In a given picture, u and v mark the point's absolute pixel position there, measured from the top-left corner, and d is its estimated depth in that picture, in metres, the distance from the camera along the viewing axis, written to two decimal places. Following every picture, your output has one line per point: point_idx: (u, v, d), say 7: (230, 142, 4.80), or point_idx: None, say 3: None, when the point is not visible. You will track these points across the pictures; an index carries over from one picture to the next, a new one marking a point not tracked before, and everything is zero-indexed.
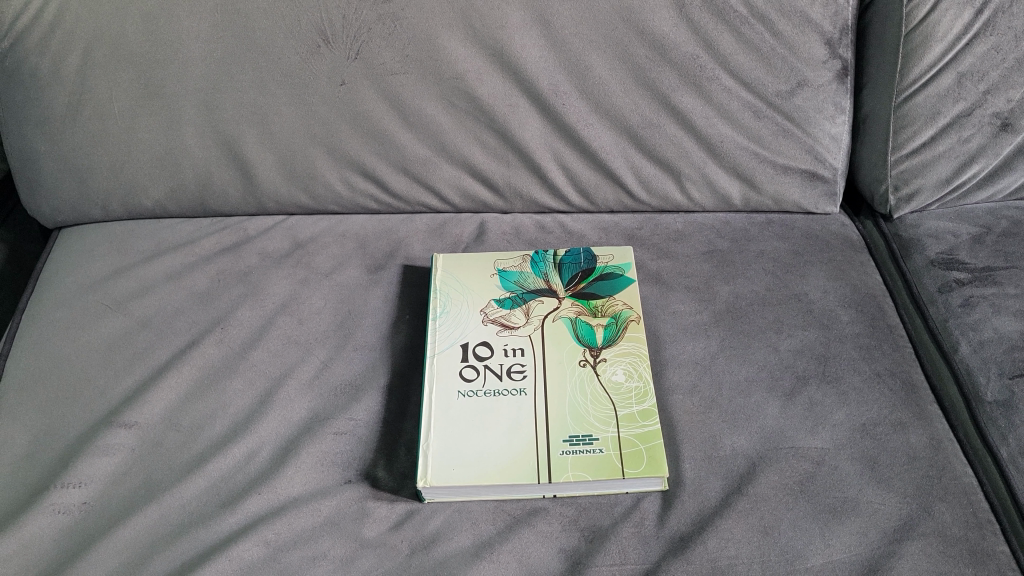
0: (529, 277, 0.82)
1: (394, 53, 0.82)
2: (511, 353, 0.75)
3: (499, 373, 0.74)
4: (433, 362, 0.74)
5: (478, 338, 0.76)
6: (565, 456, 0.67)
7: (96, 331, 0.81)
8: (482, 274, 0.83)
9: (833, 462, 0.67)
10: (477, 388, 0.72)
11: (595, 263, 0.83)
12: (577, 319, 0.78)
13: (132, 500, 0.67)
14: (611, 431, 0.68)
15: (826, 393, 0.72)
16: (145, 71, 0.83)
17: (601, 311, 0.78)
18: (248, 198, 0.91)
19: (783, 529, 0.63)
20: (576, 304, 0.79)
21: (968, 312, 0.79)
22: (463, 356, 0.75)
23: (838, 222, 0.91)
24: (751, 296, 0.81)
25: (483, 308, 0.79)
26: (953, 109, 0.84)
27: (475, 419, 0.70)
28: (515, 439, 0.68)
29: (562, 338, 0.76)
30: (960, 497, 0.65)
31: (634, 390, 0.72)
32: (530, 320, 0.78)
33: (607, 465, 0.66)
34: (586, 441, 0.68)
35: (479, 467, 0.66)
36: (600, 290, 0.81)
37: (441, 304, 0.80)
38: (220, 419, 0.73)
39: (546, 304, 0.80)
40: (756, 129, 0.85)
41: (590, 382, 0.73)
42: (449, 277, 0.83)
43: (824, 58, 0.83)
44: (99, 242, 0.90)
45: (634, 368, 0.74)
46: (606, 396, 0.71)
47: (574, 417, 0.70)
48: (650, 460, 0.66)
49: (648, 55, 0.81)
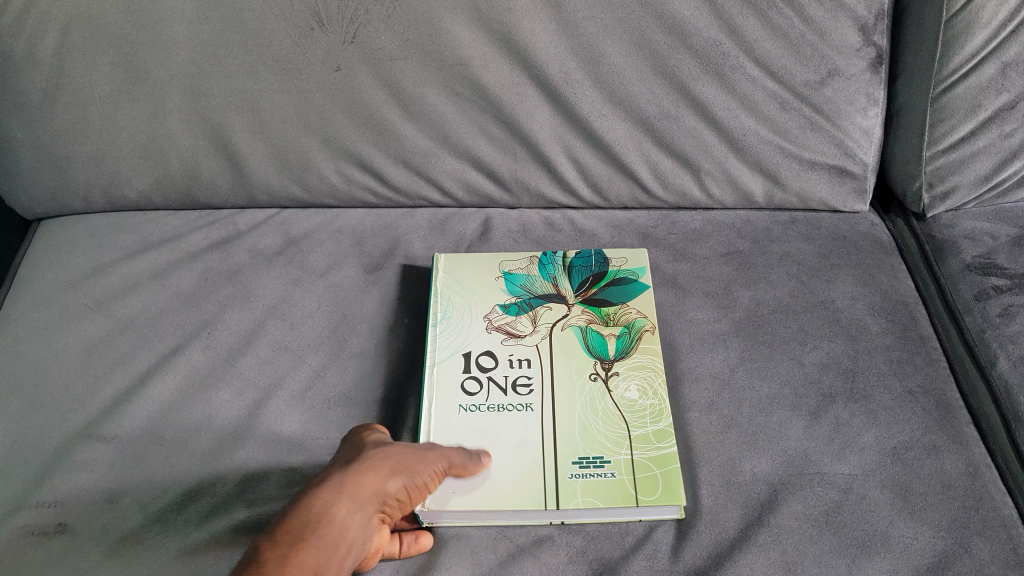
0: (536, 281, 0.77)
1: (393, 36, 0.76)
2: (517, 364, 0.70)
3: (503, 387, 0.69)
4: (432, 372, 0.70)
5: (482, 348, 0.72)
6: (573, 480, 0.63)
7: (75, 333, 0.76)
8: (486, 276, 0.78)
9: (861, 491, 0.62)
10: (481, 402, 0.68)
11: (608, 267, 0.78)
12: (588, 329, 0.73)
13: (108, 524, 0.63)
14: (623, 454, 0.64)
15: (853, 413, 0.67)
16: (125, 54, 0.77)
17: (614, 320, 0.74)
18: (239, 191, 0.86)
19: (807, 565, 0.58)
20: (586, 312, 0.74)
21: (1007, 323, 0.73)
22: (465, 366, 0.70)
23: (867, 221, 0.85)
24: (773, 304, 0.76)
25: (487, 314, 0.74)
26: (996, 101, 0.77)
27: (476, 436, 0.65)
28: (521, 460, 0.64)
29: (571, 349, 0.72)
30: (998, 531, 0.60)
31: (649, 408, 0.67)
32: (537, 328, 0.73)
33: (620, 491, 0.62)
34: (596, 465, 0.64)
35: (481, 489, 0.62)
36: (613, 296, 0.76)
37: (442, 309, 0.75)
38: (205, 433, 0.68)
39: (555, 311, 0.75)
40: (782, 121, 0.79)
41: (601, 399, 0.68)
42: (450, 279, 0.77)
43: (857, 45, 0.76)
44: (82, 236, 0.85)
45: (648, 384, 0.69)
46: (618, 413, 0.67)
47: (584, 437, 0.65)
48: (665, 488, 0.62)
49: (667, 41, 0.75)
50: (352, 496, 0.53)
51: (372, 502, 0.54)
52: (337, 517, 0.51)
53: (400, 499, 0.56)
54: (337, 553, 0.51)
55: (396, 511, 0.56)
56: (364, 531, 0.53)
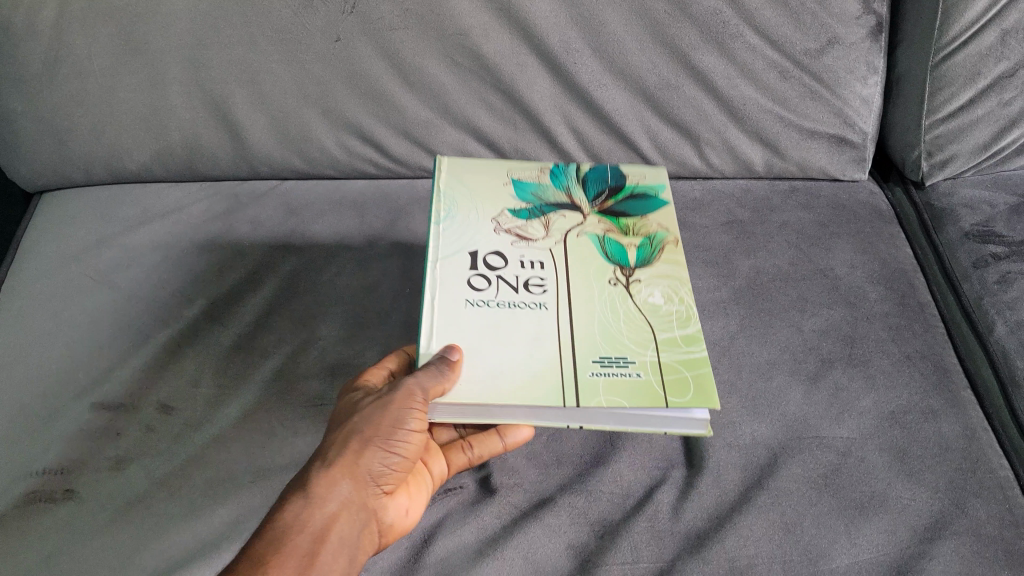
0: (548, 189, 0.68)
1: (393, 6, 0.75)
2: (529, 266, 0.62)
3: (515, 286, 0.61)
4: (434, 268, 0.61)
5: (490, 247, 0.63)
6: (595, 378, 0.54)
7: (79, 304, 0.77)
8: (493, 181, 0.69)
9: (859, 454, 0.63)
10: (490, 299, 0.59)
11: (624, 181, 0.70)
12: (605, 237, 0.64)
13: (117, 490, 0.64)
14: (649, 354, 0.56)
15: (852, 378, 0.68)
16: (125, 25, 0.77)
17: (633, 231, 0.65)
18: (240, 163, 0.86)
19: (806, 526, 0.59)
20: (604, 222, 0.66)
21: (1005, 290, 0.73)
22: (471, 264, 0.61)
23: (866, 190, 0.86)
24: (772, 271, 0.77)
25: (494, 217, 0.65)
26: (995, 69, 0.77)
27: (485, 334, 0.57)
28: (536, 357, 0.56)
29: (588, 254, 0.63)
30: (994, 492, 0.61)
31: (675, 313, 0.59)
32: (550, 233, 0.64)
33: (646, 392, 0.53)
34: (619, 364, 0.55)
35: (493, 384, 0.54)
36: (631, 211, 0.67)
37: (445, 208, 0.65)
38: (210, 401, 0.69)
39: (569, 219, 0.66)
40: (781, 90, 0.79)
41: (623, 302, 0.60)
42: (453, 180, 0.68)
43: (857, 13, 0.76)
44: (84, 209, 0.86)
45: (674, 291, 0.61)
46: (642, 318, 0.59)
47: (605, 338, 0.57)
48: (697, 389, 0.53)
49: (668, 10, 0.75)
50: (320, 501, 0.54)
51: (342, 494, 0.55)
52: (303, 529, 0.52)
53: (382, 468, 0.56)
54: (317, 558, 0.52)
55: (386, 479, 0.57)
56: (347, 521, 0.55)
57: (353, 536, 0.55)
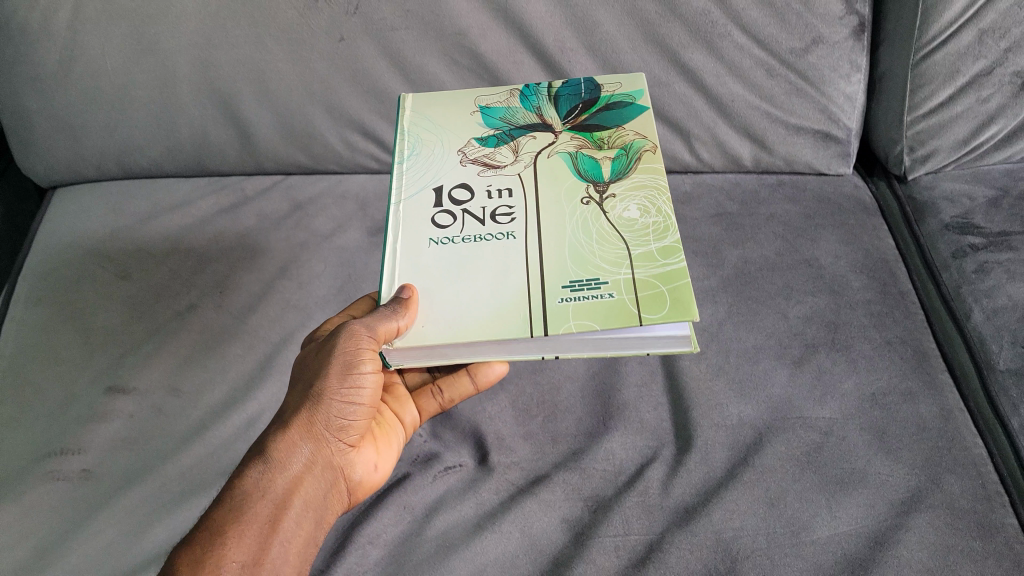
0: (518, 112, 0.63)
1: (394, 7, 0.78)
2: (496, 195, 0.57)
3: (481, 218, 0.56)
4: (397, 210, 0.57)
5: (456, 181, 0.58)
6: (564, 304, 0.49)
7: (93, 293, 0.80)
8: (459, 112, 0.64)
9: (841, 433, 0.66)
10: (454, 234, 0.55)
11: (599, 93, 0.64)
12: (579, 154, 0.59)
13: (133, 469, 0.67)
14: (623, 273, 0.51)
15: (835, 361, 0.71)
16: (136, 26, 0.80)
17: (608, 143, 0.60)
18: (247, 158, 0.89)
19: (789, 500, 0.62)
20: (577, 138, 0.61)
21: (982, 279, 0.76)
22: (435, 202, 0.57)
23: (850, 183, 0.89)
24: (760, 261, 0.80)
25: (461, 148, 0.61)
26: (973, 67, 0.80)
27: (447, 269, 0.53)
28: (501, 289, 0.51)
29: (560, 175, 0.58)
30: (969, 468, 0.64)
31: (651, 226, 0.54)
32: (520, 157, 0.60)
33: (620, 312, 0.48)
34: (591, 286, 0.50)
35: (456, 321, 0.50)
36: (607, 122, 0.62)
37: (409, 147, 0.61)
38: (220, 384, 0.72)
39: (540, 140, 0.61)
40: (768, 87, 0.82)
41: (595, 221, 0.55)
42: (418, 117, 0.64)
43: (841, 13, 0.78)
44: (97, 203, 0.89)
45: (650, 202, 0.55)
46: (615, 234, 0.53)
47: (576, 260, 0.52)
48: (675, 301, 0.48)
49: (658, 10, 0.78)
50: (278, 469, 0.54)
51: (302, 456, 0.55)
52: (263, 496, 0.52)
53: (339, 421, 0.56)
54: (282, 523, 0.52)
55: (344, 432, 0.57)
56: (310, 483, 0.55)
57: (316, 494, 0.56)
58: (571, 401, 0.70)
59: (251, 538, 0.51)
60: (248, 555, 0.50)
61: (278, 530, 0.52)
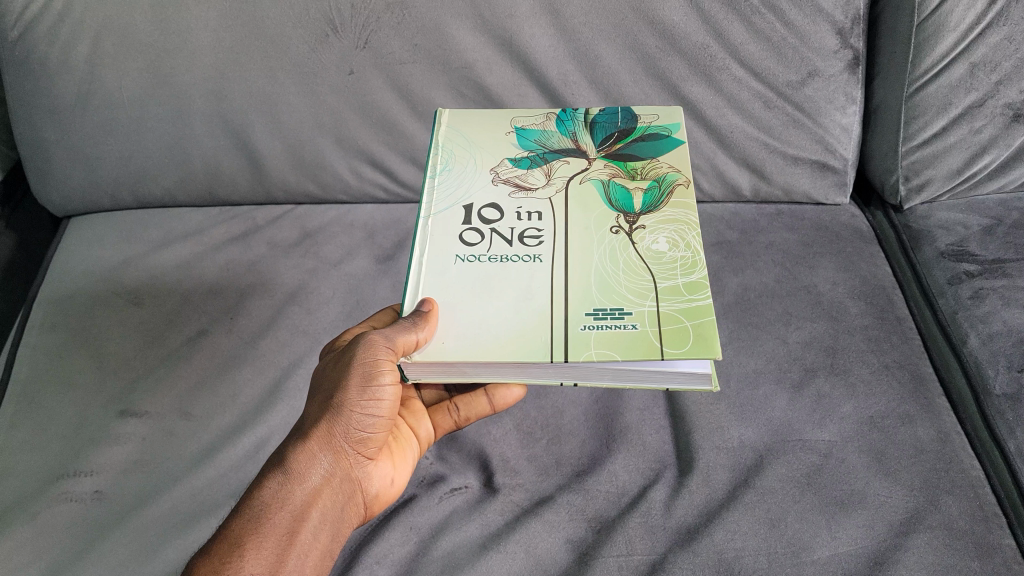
0: (553, 136, 0.65)
1: (403, 42, 0.81)
2: (526, 217, 0.58)
3: (509, 239, 0.57)
4: (427, 223, 0.58)
5: (486, 200, 0.60)
6: (587, 331, 0.50)
7: (107, 319, 0.82)
8: (494, 132, 0.66)
9: (840, 455, 0.67)
10: (481, 253, 0.57)
11: (636, 124, 0.65)
12: (611, 183, 0.60)
13: (145, 490, 0.68)
14: (648, 305, 0.52)
15: (834, 386, 0.72)
16: (153, 60, 0.83)
17: (641, 174, 0.61)
18: (258, 188, 0.91)
19: (790, 521, 0.63)
20: (610, 166, 0.62)
21: (978, 305, 0.78)
22: (465, 218, 0.59)
23: (848, 213, 0.91)
24: (759, 288, 0.82)
25: (494, 167, 0.62)
26: (965, 100, 0.82)
27: (474, 288, 0.55)
28: (526, 312, 0.52)
29: (591, 202, 0.59)
30: (966, 490, 0.65)
31: (680, 259, 0.54)
32: (552, 182, 0.61)
33: (642, 344, 0.49)
34: (614, 316, 0.51)
35: (478, 340, 0.51)
36: (641, 152, 0.63)
37: (442, 161, 0.63)
38: (230, 408, 0.74)
39: (573, 165, 0.62)
40: (766, 119, 0.84)
41: (623, 250, 0.56)
42: (453, 134, 0.65)
43: (835, 47, 0.81)
44: (112, 232, 0.91)
45: (680, 236, 0.56)
46: (642, 265, 0.54)
47: (602, 288, 0.53)
48: (698, 339, 0.49)
49: (658, 44, 0.80)
50: (297, 482, 0.55)
51: (321, 467, 0.56)
52: (281, 508, 0.54)
53: (359, 433, 0.57)
54: (298, 535, 0.54)
55: (363, 442, 0.58)
56: (328, 495, 0.56)
57: (333, 507, 0.57)
58: (575, 424, 0.72)
59: (269, 549, 0.52)
60: (265, 566, 0.51)
61: (295, 543, 0.53)
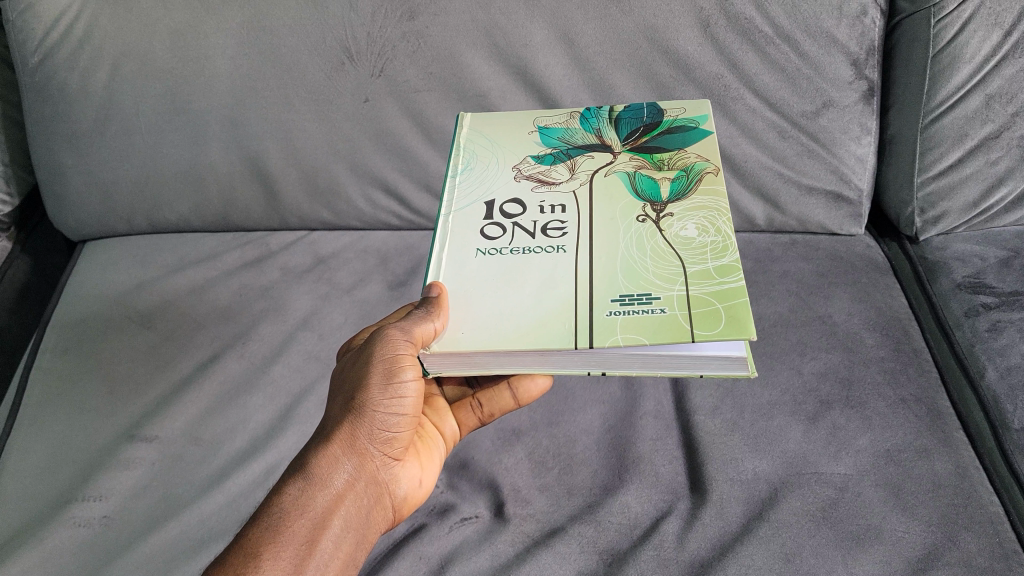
0: (577, 133, 0.65)
1: (418, 70, 0.82)
2: (549, 210, 0.58)
3: (531, 231, 0.57)
4: (447, 220, 0.59)
5: (508, 195, 0.60)
6: (613, 317, 0.49)
7: (119, 343, 0.82)
8: (518, 131, 0.66)
9: (856, 489, 0.66)
10: (503, 246, 0.56)
11: (663, 117, 0.64)
12: (637, 174, 0.60)
13: (152, 515, 0.67)
14: (677, 289, 0.50)
15: (849, 418, 0.71)
16: (171, 86, 0.84)
17: (668, 165, 0.60)
18: (273, 214, 0.92)
19: (805, 556, 0.62)
20: (636, 159, 0.61)
21: (995, 337, 0.77)
22: (486, 213, 0.59)
23: (863, 244, 0.90)
24: (773, 318, 0.81)
25: (516, 164, 0.62)
26: (981, 131, 0.82)
27: (494, 278, 0.54)
28: (549, 300, 0.52)
29: (616, 193, 0.59)
30: (985, 526, 0.63)
31: (709, 244, 0.53)
32: (575, 175, 0.61)
33: (671, 327, 0.48)
34: (641, 301, 0.50)
35: (500, 329, 0.50)
36: (668, 145, 0.62)
37: (463, 161, 0.63)
38: (240, 434, 0.73)
39: (598, 160, 0.62)
40: (780, 149, 0.84)
41: (650, 238, 0.55)
42: (475, 135, 0.66)
43: (850, 78, 0.81)
44: (127, 257, 0.92)
45: (710, 223, 0.55)
46: (670, 251, 0.53)
47: (628, 275, 0.52)
48: (730, 321, 0.47)
49: (672, 73, 0.80)
50: (318, 488, 0.54)
51: (343, 471, 0.55)
52: (301, 516, 0.53)
53: (383, 434, 0.57)
54: (318, 543, 0.53)
55: (386, 443, 0.57)
56: (351, 500, 0.56)
57: (358, 513, 0.56)
58: (587, 454, 0.71)
59: (287, 559, 0.51)
60: None
61: (315, 551, 0.52)
